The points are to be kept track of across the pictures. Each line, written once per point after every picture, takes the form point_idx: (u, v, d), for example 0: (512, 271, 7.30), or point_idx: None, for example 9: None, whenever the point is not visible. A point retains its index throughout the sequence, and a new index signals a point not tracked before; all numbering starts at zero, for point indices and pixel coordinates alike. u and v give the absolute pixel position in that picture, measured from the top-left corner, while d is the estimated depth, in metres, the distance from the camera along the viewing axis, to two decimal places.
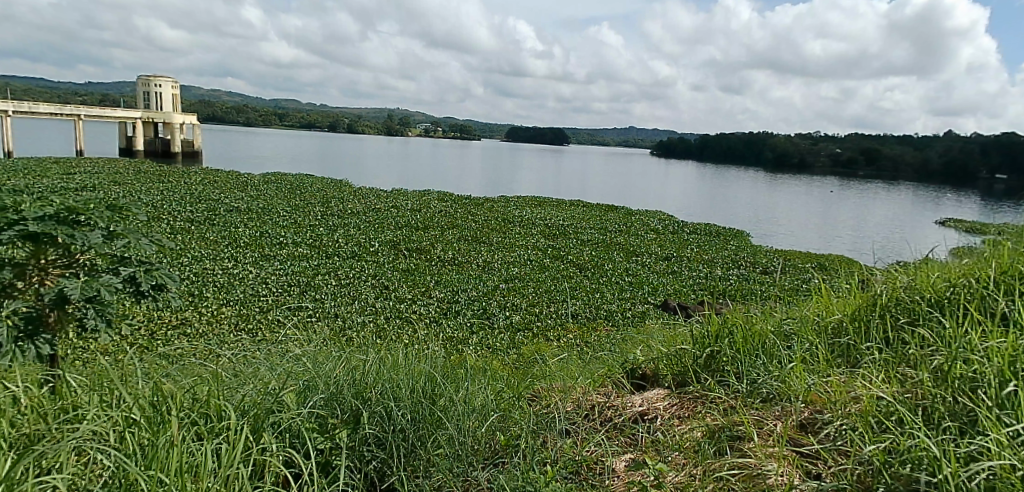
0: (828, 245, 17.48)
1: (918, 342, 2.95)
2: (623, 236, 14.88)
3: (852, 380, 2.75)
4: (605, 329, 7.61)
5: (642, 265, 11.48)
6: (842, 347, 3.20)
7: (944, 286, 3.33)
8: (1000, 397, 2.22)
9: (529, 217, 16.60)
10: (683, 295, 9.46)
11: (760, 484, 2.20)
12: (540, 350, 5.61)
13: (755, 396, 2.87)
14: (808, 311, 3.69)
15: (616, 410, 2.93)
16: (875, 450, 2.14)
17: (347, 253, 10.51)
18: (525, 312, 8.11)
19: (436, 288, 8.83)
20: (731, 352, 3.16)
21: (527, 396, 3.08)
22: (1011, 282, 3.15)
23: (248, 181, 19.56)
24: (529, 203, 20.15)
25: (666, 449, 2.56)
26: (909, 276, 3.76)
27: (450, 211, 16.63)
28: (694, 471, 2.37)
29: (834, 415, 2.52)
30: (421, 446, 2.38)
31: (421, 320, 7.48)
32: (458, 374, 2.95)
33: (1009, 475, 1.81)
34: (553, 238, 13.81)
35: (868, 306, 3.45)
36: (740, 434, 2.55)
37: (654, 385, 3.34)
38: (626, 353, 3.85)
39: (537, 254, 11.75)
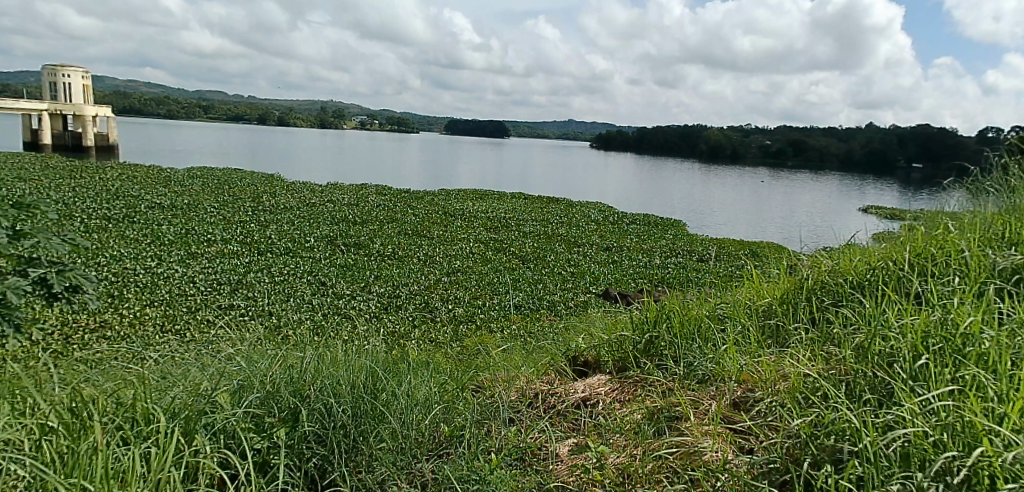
0: (760, 233, 18.19)
1: (841, 321, 3.12)
2: (565, 227, 15.06)
3: (780, 359, 2.89)
4: (548, 319, 7.70)
5: (583, 256, 11.65)
6: (771, 328, 3.37)
7: (865, 269, 3.54)
8: (913, 370, 2.39)
9: (470, 210, 16.56)
10: (624, 284, 9.65)
11: (696, 460, 2.29)
12: (480, 342, 5.62)
13: (691, 378, 2.97)
14: (740, 296, 3.85)
15: (560, 397, 2.98)
16: (803, 423, 2.25)
17: (280, 249, 10.19)
18: (468, 304, 8.10)
19: (376, 283, 8.69)
20: (669, 336, 3.26)
21: (472, 386, 3.06)
22: (923, 263, 3.38)
23: (171, 176, 18.67)
24: (470, 196, 20.09)
25: (608, 432, 2.62)
26: (833, 259, 3.98)
27: (389, 205, 16.38)
28: (635, 451, 2.44)
29: (764, 392, 2.64)
30: (363, 441, 2.34)
31: (361, 315, 7.36)
32: (400, 368, 2.92)
33: (921, 441, 1.91)
34: (495, 230, 13.82)
35: (795, 289, 3.63)
36: (678, 414, 2.63)
37: (596, 371, 3.41)
38: (568, 341, 3.92)
39: (479, 247, 11.74)
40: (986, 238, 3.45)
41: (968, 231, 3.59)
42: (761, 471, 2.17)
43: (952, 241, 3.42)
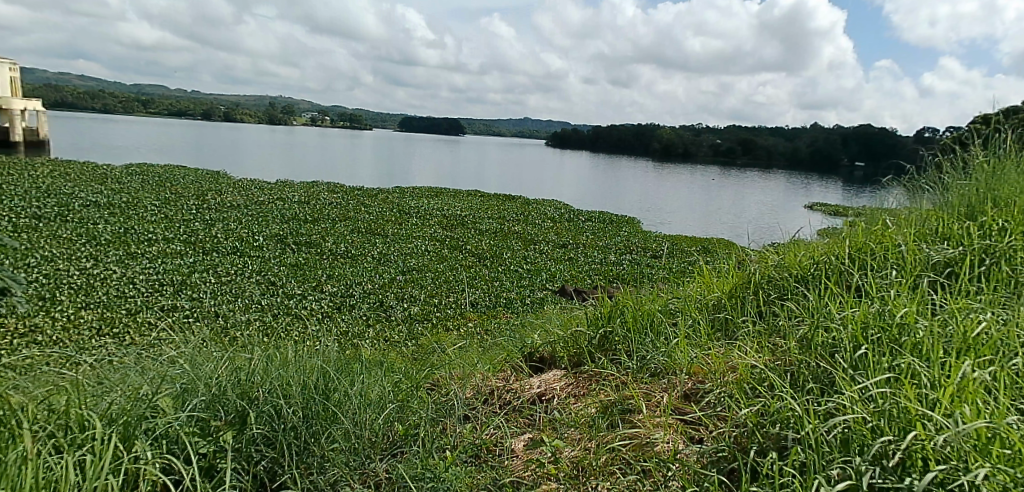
0: (712, 230, 18.65)
1: (787, 314, 3.23)
2: (521, 224, 15.11)
3: (729, 351, 2.97)
4: (504, 316, 7.72)
5: (539, 253, 11.70)
6: (721, 321, 3.47)
7: (809, 263, 3.67)
8: (853, 359, 2.49)
9: (425, 208, 16.44)
10: (580, 280, 9.74)
11: (649, 451, 2.34)
12: (435, 340, 5.58)
13: (644, 371, 3.02)
14: (691, 290, 3.94)
15: (515, 393, 2.99)
16: (750, 413, 2.32)
17: (227, 248, 9.89)
18: (424, 303, 8.05)
19: (328, 282, 8.54)
20: (623, 331, 3.32)
21: (427, 385, 3.03)
22: (863, 257, 3.52)
23: (109, 173, 17.89)
24: (425, 194, 19.94)
25: (562, 426, 2.65)
26: (778, 254, 4.11)
27: (341, 203, 16.12)
28: (590, 444, 2.48)
29: (713, 384, 2.71)
30: (315, 443, 2.31)
31: (313, 315, 7.22)
32: (353, 368, 2.88)
33: (861, 427, 1.98)
34: (451, 228, 13.74)
35: (743, 283, 3.73)
36: (631, 407, 2.67)
37: (551, 367, 3.44)
38: (524, 338, 3.93)
39: (435, 245, 11.67)
40: (920, 233, 3.62)
41: (904, 227, 3.76)
42: (710, 460, 2.22)
43: (889, 237, 3.58)
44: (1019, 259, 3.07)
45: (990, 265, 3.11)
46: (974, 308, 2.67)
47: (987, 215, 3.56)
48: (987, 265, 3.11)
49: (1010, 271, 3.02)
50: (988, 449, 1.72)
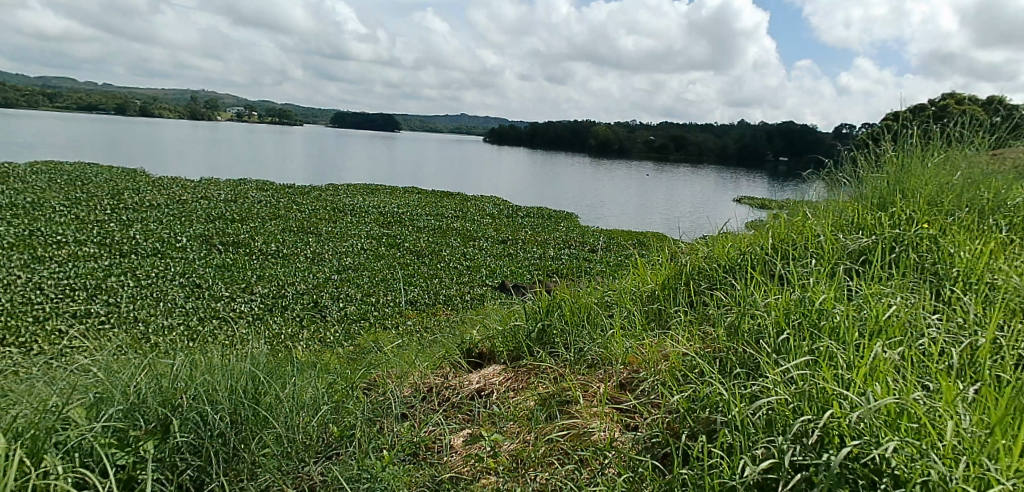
0: (647, 224, 19.15)
1: (716, 303, 3.35)
2: (460, 221, 15.06)
3: (662, 340, 3.05)
4: (444, 313, 7.67)
5: (478, 249, 11.70)
6: (655, 312, 3.56)
7: (736, 254, 3.82)
8: (777, 344, 2.61)
9: (360, 205, 16.13)
10: (519, 276, 9.80)
11: (586, 441, 2.38)
12: (371, 340, 5.49)
13: (581, 363, 3.07)
14: (627, 283, 4.04)
15: (455, 390, 2.97)
16: (681, 399, 2.40)
17: (147, 250, 9.40)
18: (361, 302, 7.90)
19: (258, 283, 8.27)
20: (560, 324, 3.36)
21: (364, 384, 2.97)
22: (785, 247, 3.70)
23: (12, 172, 16.63)
24: (360, 191, 19.56)
25: (502, 420, 2.66)
26: (708, 246, 4.26)
27: (272, 202, 15.60)
28: (528, 437, 2.50)
29: (648, 372, 2.78)
30: (245, 448, 2.24)
31: (243, 317, 6.97)
32: (285, 371, 2.79)
33: (782, 407, 2.08)
34: (387, 226, 13.55)
35: (675, 274, 3.85)
36: (569, 398, 2.71)
37: (490, 362, 3.44)
38: (462, 334, 3.92)
39: (371, 243, 11.47)
40: (837, 224, 3.83)
41: (823, 218, 3.97)
42: (644, 447, 2.29)
43: (809, 228, 3.77)
44: (924, 246, 3.30)
45: (900, 253, 3.32)
46: (885, 293, 2.85)
47: (895, 206, 3.81)
48: (897, 252, 3.32)
49: (917, 258, 3.24)
50: (896, 424, 1.84)
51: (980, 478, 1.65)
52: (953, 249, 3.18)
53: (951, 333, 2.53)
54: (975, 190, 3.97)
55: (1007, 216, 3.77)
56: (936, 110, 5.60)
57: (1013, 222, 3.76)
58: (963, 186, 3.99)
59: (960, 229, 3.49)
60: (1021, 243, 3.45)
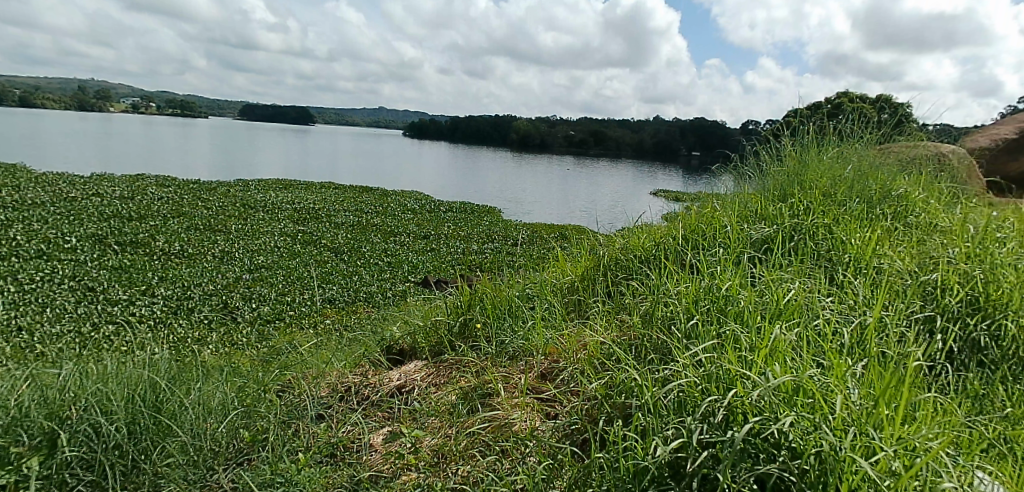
0: (568, 217, 19.52)
1: (632, 292, 3.46)
2: (380, 216, 14.78)
3: (581, 330, 3.11)
4: (364, 311, 7.52)
5: (400, 245, 11.53)
6: (575, 303, 3.63)
7: (650, 245, 3.96)
8: (687, 329, 2.72)
9: (273, 201, 15.51)
10: (442, 271, 9.75)
11: (507, 432, 2.40)
12: (284, 340, 5.28)
13: (503, 355, 3.08)
14: (548, 276, 4.09)
15: (374, 387, 2.90)
16: (598, 386, 2.46)
17: (31, 252, 8.63)
18: (275, 302, 7.61)
19: (161, 285, 7.78)
20: (482, 317, 3.35)
21: (278, 387, 2.85)
22: (695, 237, 3.87)
23: None
24: (273, 187, 18.80)
25: (422, 416, 2.63)
26: (625, 238, 4.38)
27: (175, 199, 14.71)
28: (450, 431, 2.48)
29: (567, 362, 2.83)
30: (145, 460, 2.15)
31: (143, 322, 6.55)
32: (189, 375, 2.66)
33: (692, 390, 2.17)
34: (303, 222, 13.10)
35: (594, 266, 3.94)
36: (490, 391, 2.71)
37: (412, 358, 3.39)
38: (383, 331, 3.84)
39: (285, 240, 11.07)
40: (743, 214, 4.03)
41: (730, 209, 4.17)
42: (563, 434, 2.34)
43: (717, 219, 3.95)
44: (820, 234, 3.53)
45: (798, 241, 3.54)
46: (785, 278, 3.03)
47: (794, 197, 4.06)
48: (795, 240, 3.55)
49: (814, 246, 3.47)
50: (792, 400, 1.96)
51: (866, 447, 1.79)
52: (845, 237, 3.42)
53: (844, 314, 2.73)
54: (864, 182, 4.29)
55: (892, 206, 4.10)
56: (830, 107, 6.01)
57: (896, 211, 4.09)
58: (853, 178, 4.30)
59: (851, 219, 3.76)
60: (903, 231, 3.77)
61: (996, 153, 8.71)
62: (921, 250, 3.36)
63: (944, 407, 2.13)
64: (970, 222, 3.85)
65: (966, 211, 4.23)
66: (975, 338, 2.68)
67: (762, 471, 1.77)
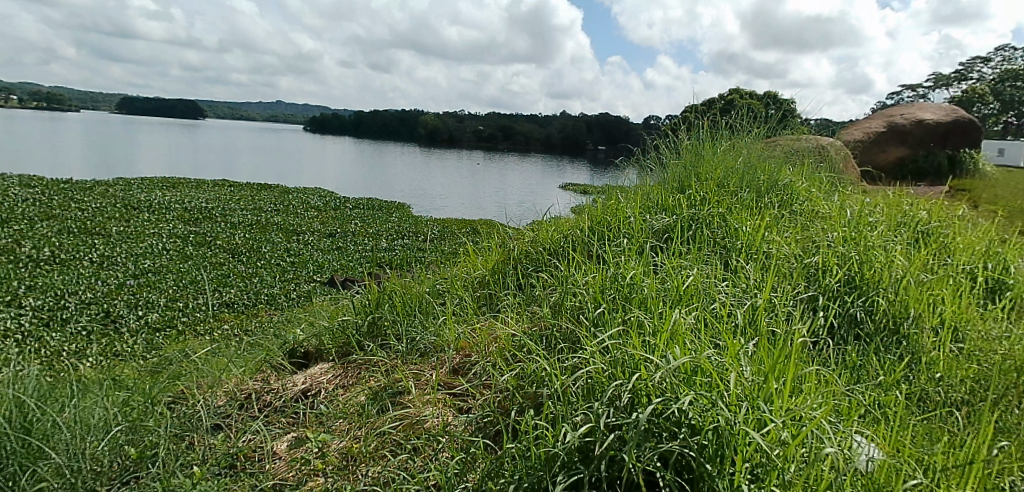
0: (479, 211, 19.56)
1: (542, 284, 3.50)
2: (281, 215, 14.16)
3: (492, 323, 3.11)
4: (266, 314, 7.18)
5: (303, 244, 11.10)
6: (486, 297, 3.63)
7: (558, 237, 4.02)
8: (595, 318, 2.78)
9: (161, 201, 14.46)
10: (349, 269, 9.48)
11: (419, 429, 2.36)
12: (173, 349, 4.93)
13: (414, 352, 3.02)
14: (458, 271, 4.06)
15: (277, 393, 2.77)
16: (510, 378, 2.47)
17: None
18: (165, 308, 7.11)
19: (29, 295, 7.06)
20: (391, 315, 3.28)
21: (169, 399, 2.66)
22: (600, 228, 3.98)
23: None
24: (161, 186, 17.54)
25: (330, 419, 2.53)
26: (533, 231, 4.43)
27: (44, 200, 13.38)
28: (359, 433, 2.41)
29: (479, 356, 2.82)
30: (12, 487, 1.99)
31: (9, 336, 5.91)
32: (63, 391, 2.48)
33: (599, 375, 2.22)
34: (195, 223, 12.31)
35: (504, 259, 3.95)
36: (401, 389, 2.65)
37: (317, 361, 3.26)
38: (286, 334, 3.66)
39: (175, 242, 10.35)
40: (645, 205, 4.18)
41: (632, 200, 4.31)
42: (477, 427, 2.33)
43: (621, 210, 4.07)
44: (715, 223, 3.72)
45: (696, 230, 3.72)
46: (684, 265, 3.17)
47: (692, 189, 4.25)
48: (693, 229, 3.72)
49: (710, 234, 3.65)
50: (692, 379, 2.06)
51: (758, 419, 1.90)
52: (737, 225, 3.63)
53: (737, 296, 2.89)
54: (754, 173, 4.57)
55: (778, 195, 4.39)
56: (722, 103, 6.36)
57: (783, 200, 4.39)
58: (744, 169, 4.56)
59: (742, 207, 3.99)
60: (789, 218, 4.04)
61: (867, 145, 9.60)
62: (805, 235, 3.61)
63: (827, 378, 2.30)
64: (846, 208, 4.20)
65: (843, 199, 4.61)
66: (851, 313, 2.91)
67: (665, 449, 1.84)
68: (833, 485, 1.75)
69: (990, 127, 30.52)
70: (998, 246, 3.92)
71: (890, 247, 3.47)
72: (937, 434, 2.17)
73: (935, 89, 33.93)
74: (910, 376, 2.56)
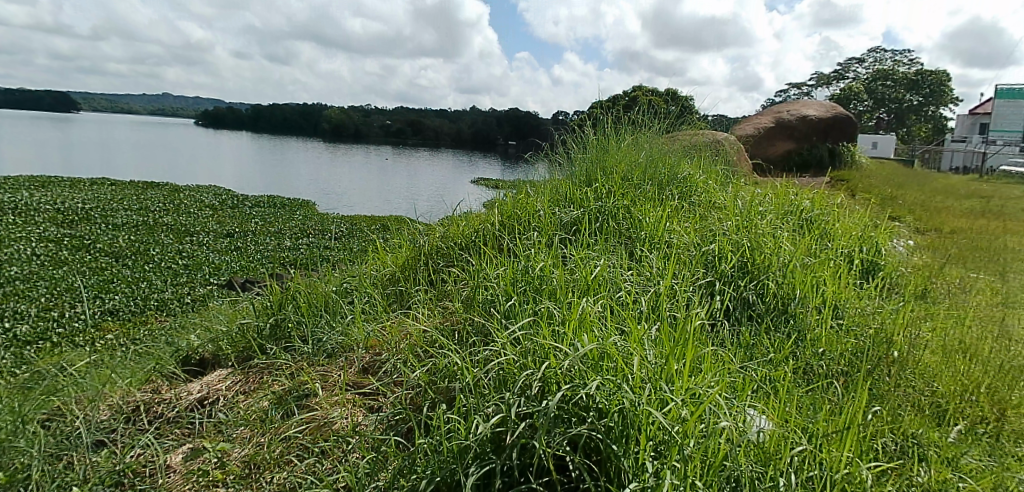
0: (390, 208, 19.19)
1: (454, 279, 3.49)
2: (172, 215, 13.27)
3: (402, 320, 3.05)
4: (157, 321, 6.71)
5: (198, 246, 10.45)
6: (397, 294, 3.58)
7: (469, 231, 4.02)
8: (506, 311, 2.80)
9: (31, 202, 13.16)
10: (250, 271, 9.04)
11: (327, 431, 2.29)
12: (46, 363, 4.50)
13: (321, 353, 2.93)
14: (367, 268, 3.97)
15: (170, 404, 2.61)
16: (421, 374, 2.45)
17: None
18: (37, 319, 6.47)
19: None
20: (296, 317, 3.15)
21: (43, 417, 2.45)
22: (510, 222, 4.01)
23: None
24: (32, 186, 15.96)
25: (229, 427, 2.41)
26: (443, 226, 4.39)
27: None
28: (261, 440, 2.31)
29: (389, 353, 2.76)
30: None
31: None
32: None
33: (510, 366, 2.24)
34: (72, 225, 11.29)
35: (414, 255, 3.90)
36: (307, 392, 2.56)
37: (215, 368, 3.09)
38: (180, 340, 3.43)
39: (48, 246, 9.46)
40: (553, 199, 4.25)
41: (541, 194, 4.36)
42: (388, 425, 2.28)
43: (530, 204, 4.11)
44: (620, 215, 3.85)
45: (602, 221, 3.83)
46: (591, 256, 3.26)
47: (598, 182, 4.37)
48: (600, 220, 3.82)
49: (616, 225, 3.77)
50: (598, 365, 2.11)
51: (660, 399, 1.98)
52: (641, 216, 3.77)
53: (641, 284, 3.00)
54: (655, 166, 4.75)
55: (678, 188, 4.60)
56: (627, 100, 6.57)
57: (683, 192, 4.60)
58: (646, 163, 4.74)
59: (646, 200, 4.15)
60: (688, 209, 4.25)
61: (758, 140, 10.18)
62: (703, 225, 3.80)
63: (723, 357, 2.44)
64: (739, 199, 4.46)
65: (736, 189, 4.88)
66: (745, 296, 3.10)
67: (574, 433, 1.88)
68: (728, 457, 1.85)
69: (864, 122, 33.35)
70: (870, 231, 4.30)
71: (779, 234, 3.72)
72: (820, 404, 2.35)
73: (817, 88, 36.66)
74: (797, 351, 2.76)
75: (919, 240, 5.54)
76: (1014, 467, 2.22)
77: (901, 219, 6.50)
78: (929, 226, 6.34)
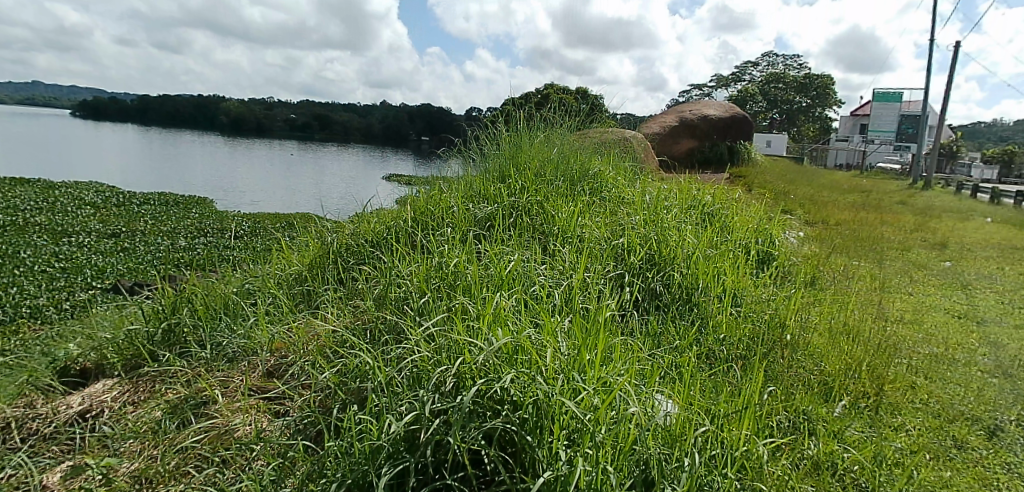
0: (297, 205, 18.45)
1: (364, 277, 3.39)
2: (49, 214, 12.11)
3: (309, 321, 2.93)
4: (31, 330, 6.11)
5: (79, 247, 9.61)
6: (303, 294, 3.43)
7: (380, 228, 3.92)
8: (419, 308, 2.76)
9: None
10: (140, 273, 8.40)
11: (228, 439, 2.16)
12: None
13: (221, 358, 2.76)
14: (271, 267, 3.78)
15: (46, 420, 2.38)
16: (330, 375, 2.35)
17: None
18: None
19: None
20: (192, 320, 2.95)
21: None
22: (423, 217, 3.95)
23: None
24: None
25: (116, 440, 2.23)
26: (353, 223, 4.26)
27: None
28: (153, 452, 2.14)
29: (296, 355, 2.64)
30: None
31: None
32: None
33: (423, 363, 2.20)
34: None
35: (322, 252, 3.75)
36: (205, 399, 2.40)
37: (99, 378, 2.84)
38: (57, 349, 3.13)
39: None
40: (467, 195, 4.22)
41: (454, 190, 4.32)
42: (296, 430, 2.19)
43: (443, 200, 4.06)
44: (533, 210, 3.88)
45: (516, 216, 3.85)
46: (505, 251, 3.26)
47: (511, 178, 4.38)
48: (514, 216, 3.84)
49: (529, 220, 3.80)
50: (513, 359, 2.12)
51: (573, 389, 2.01)
52: (554, 212, 3.82)
53: (554, 277, 3.04)
54: (567, 162, 4.82)
55: (589, 183, 4.70)
56: (538, 97, 6.64)
57: (593, 187, 4.71)
58: (558, 159, 4.80)
59: (557, 195, 4.21)
60: (599, 203, 4.35)
61: (663, 137, 10.64)
62: (612, 219, 3.90)
63: (631, 346, 2.51)
64: (647, 194, 4.62)
65: (643, 185, 5.05)
66: (652, 287, 3.22)
67: (488, 427, 1.88)
68: (638, 441, 1.90)
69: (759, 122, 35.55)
70: (765, 224, 4.58)
71: (683, 227, 3.88)
72: (721, 387, 2.47)
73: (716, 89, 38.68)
74: (700, 337, 2.89)
75: (808, 231, 5.96)
76: (890, 436, 2.43)
77: (792, 212, 6.95)
78: (816, 218, 6.82)
